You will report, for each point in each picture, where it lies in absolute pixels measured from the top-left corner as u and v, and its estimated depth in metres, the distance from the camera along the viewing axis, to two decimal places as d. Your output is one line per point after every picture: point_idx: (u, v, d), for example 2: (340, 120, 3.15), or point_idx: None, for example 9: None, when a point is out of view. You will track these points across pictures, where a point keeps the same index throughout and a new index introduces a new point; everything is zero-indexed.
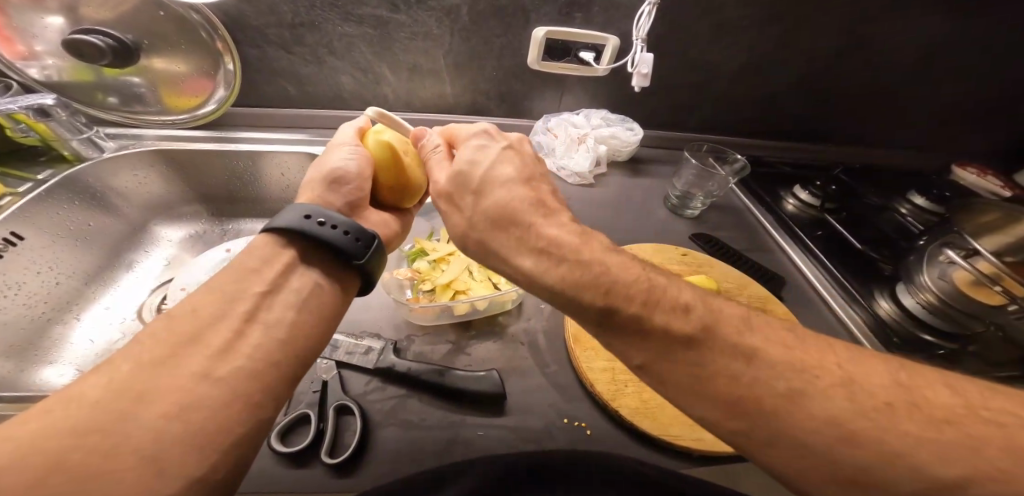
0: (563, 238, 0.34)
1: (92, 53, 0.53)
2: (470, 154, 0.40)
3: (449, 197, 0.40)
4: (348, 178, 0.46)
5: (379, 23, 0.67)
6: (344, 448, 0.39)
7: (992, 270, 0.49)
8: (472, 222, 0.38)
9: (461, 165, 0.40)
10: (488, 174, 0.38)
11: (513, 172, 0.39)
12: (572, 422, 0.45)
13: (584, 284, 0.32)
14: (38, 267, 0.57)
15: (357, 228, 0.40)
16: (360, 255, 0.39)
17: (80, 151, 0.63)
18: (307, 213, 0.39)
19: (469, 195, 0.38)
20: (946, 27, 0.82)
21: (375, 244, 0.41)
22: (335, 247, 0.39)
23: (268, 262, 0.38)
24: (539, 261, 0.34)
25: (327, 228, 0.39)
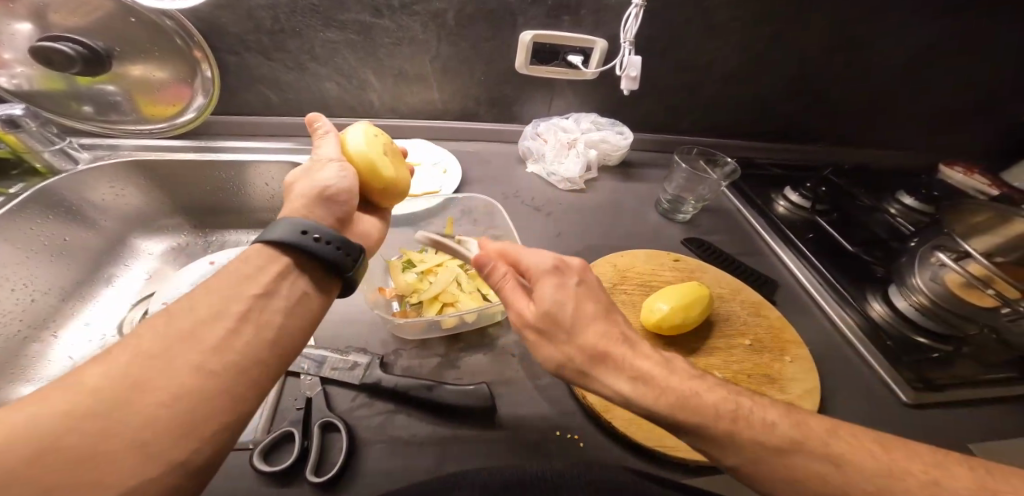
0: (652, 368, 0.34)
1: (61, 61, 0.51)
2: (554, 290, 0.36)
3: (538, 332, 0.36)
4: (338, 194, 0.43)
5: (363, 28, 0.66)
6: (331, 467, 0.38)
7: (983, 272, 0.50)
8: (571, 359, 0.35)
9: (548, 303, 0.35)
10: (578, 313, 0.36)
11: (595, 307, 0.37)
12: (565, 434, 0.44)
13: (674, 405, 0.33)
14: (14, 283, 0.55)
15: (343, 240, 0.38)
16: (350, 267, 0.38)
17: (53, 164, 0.61)
18: (299, 228, 0.36)
19: (563, 333, 0.35)
20: (931, 27, 0.83)
21: (362, 257, 0.40)
22: (329, 263, 0.37)
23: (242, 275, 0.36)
24: (637, 386, 0.34)
25: (320, 244, 0.37)
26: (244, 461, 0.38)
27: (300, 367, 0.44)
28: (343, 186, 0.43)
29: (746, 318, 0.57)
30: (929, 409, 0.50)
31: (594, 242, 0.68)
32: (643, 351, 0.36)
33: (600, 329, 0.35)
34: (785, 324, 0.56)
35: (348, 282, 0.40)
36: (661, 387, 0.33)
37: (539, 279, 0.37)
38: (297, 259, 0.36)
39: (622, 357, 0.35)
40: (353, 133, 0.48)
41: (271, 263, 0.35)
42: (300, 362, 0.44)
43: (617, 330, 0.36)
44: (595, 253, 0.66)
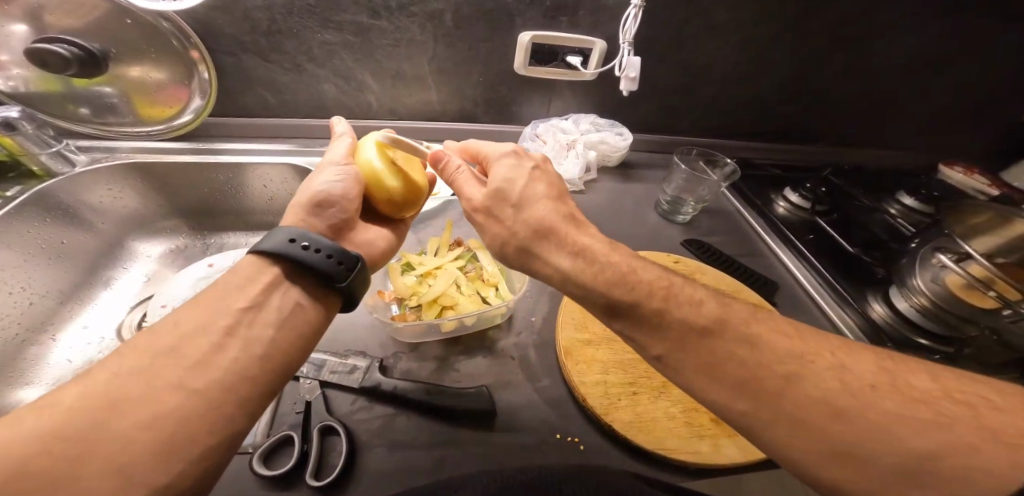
0: (591, 245, 0.39)
1: (56, 63, 0.50)
2: (505, 171, 0.42)
3: (485, 210, 0.42)
4: (332, 199, 0.43)
5: (360, 29, 0.65)
6: (330, 471, 0.37)
7: (984, 273, 0.50)
8: (514, 232, 0.40)
9: (498, 184, 0.41)
10: (525, 190, 0.41)
11: (545, 189, 0.42)
12: (565, 437, 0.44)
13: (608, 281, 0.37)
14: (11, 287, 0.54)
15: (339, 251, 0.38)
16: (342, 278, 0.37)
17: (50, 166, 0.60)
18: (291, 236, 0.37)
19: (508, 208, 0.41)
20: (930, 27, 0.83)
21: (358, 266, 0.39)
22: (321, 273, 0.36)
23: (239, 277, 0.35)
24: (575, 261, 0.38)
25: (310, 252, 0.36)
26: (243, 465, 0.38)
27: (299, 370, 0.44)
28: (338, 191, 0.44)
29: None
30: None
31: None
32: (586, 231, 0.40)
33: (547, 208, 0.41)
34: None
35: (347, 294, 0.38)
36: (598, 263, 0.38)
37: (495, 166, 0.43)
38: (292, 268, 0.37)
39: (563, 235, 0.39)
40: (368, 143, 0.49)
41: (267, 268, 0.36)
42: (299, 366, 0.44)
43: (564, 212, 0.41)
44: None
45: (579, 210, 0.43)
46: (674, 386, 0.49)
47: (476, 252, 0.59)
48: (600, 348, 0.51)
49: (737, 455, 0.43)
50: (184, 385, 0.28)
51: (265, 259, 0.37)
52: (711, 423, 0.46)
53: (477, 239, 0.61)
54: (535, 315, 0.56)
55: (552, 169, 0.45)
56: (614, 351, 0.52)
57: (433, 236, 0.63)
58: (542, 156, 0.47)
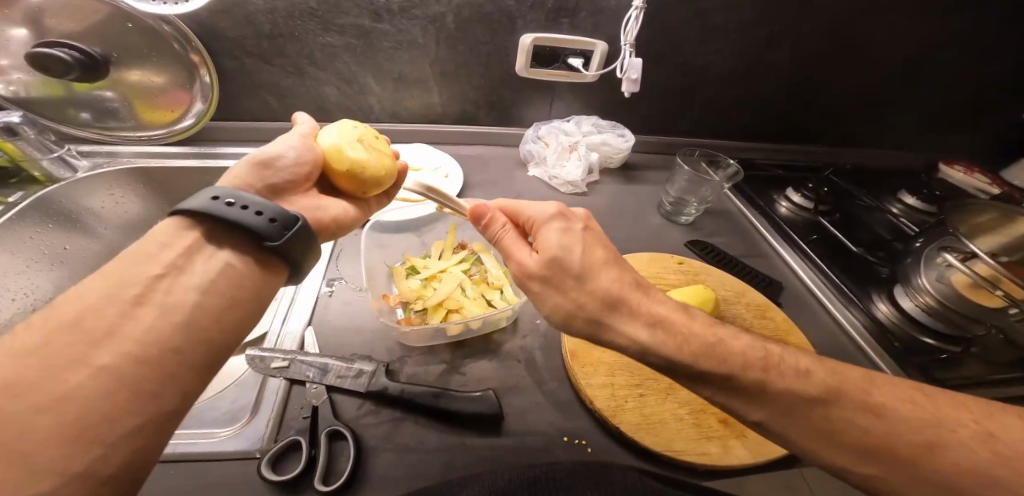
0: (668, 314, 0.36)
1: (59, 68, 0.50)
2: (558, 236, 0.37)
3: (542, 280, 0.36)
4: (280, 164, 0.42)
5: (362, 33, 0.65)
6: (338, 476, 0.37)
7: (990, 273, 0.49)
8: (580, 304, 0.35)
9: (551, 253, 0.36)
10: (587, 256, 0.36)
11: (604, 250, 0.37)
12: (573, 440, 0.44)
13: (695, 351, 0.34)
14: (13, 293, 0.54)
15: (274, 209, 0.35)
16: (275, 236, 0.34)
17: (51, 172, 0.60)
18: (217, 194, 0.34)
19: (570, 280, 0.35)
20: (928, 27, 0.83)
21: (298, 226, 0.36)
22: (250, 231, 0.34)
23: (248, 279, 0.34)
24: (655, 332, 0.34)
25: (238, 210, 0.34)
26: (250, 471, 0.37)
27: (304, 375, 0.43)
28: (291, 156, 0.43)
29: (753, 321, 0.56)
30: None
31: None
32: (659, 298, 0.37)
33: (613, 274, 0.35)
34: (791, 326, 0.56)
35: (284, 256, 0.36)
36: (680, 334, 0.35)
37: (542, 233, 0.38)
38: (220, 231, 0.35)
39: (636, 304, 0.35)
40: (328, 128, 0.49)
41: (190, 233, 0.34)
42: (304, 370, 0.44)
43: (626, 274, 0.37)
44: None
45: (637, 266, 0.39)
46: (681, 387, 0.49)
47: (481, 255, 0.59)
48: (606, 351, 0.51)
49: (746, 455, 0.43)
50: None
51: (184, 222, 0.34)
52: (719, 425, 0.45)
53: (481, 242, 0.61)
54: (540, 318, 0.56)
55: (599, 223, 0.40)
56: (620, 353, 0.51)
57: (438, 240, 0.63)
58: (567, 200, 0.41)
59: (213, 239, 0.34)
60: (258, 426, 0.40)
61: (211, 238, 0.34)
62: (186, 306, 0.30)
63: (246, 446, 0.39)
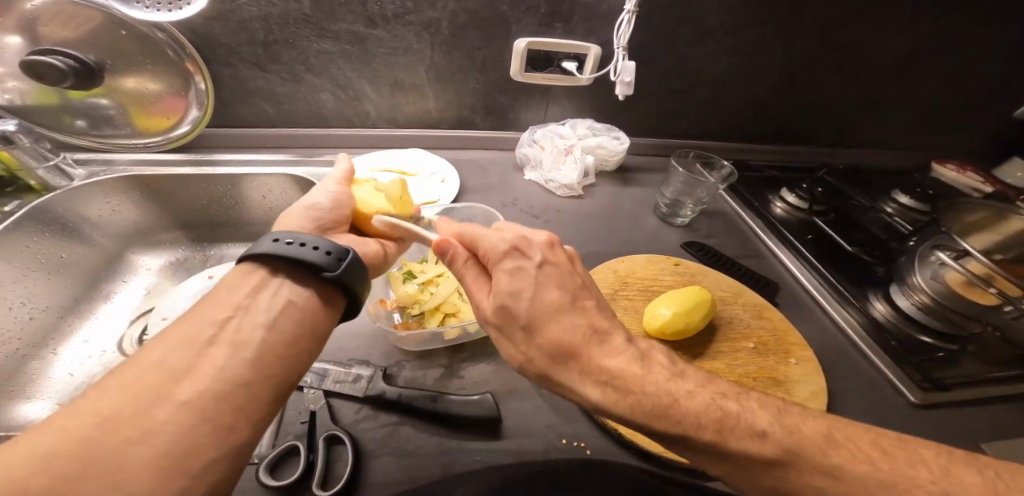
0: (625, 367, 0.34)
1: (53, 74, 0.50)
2: (509, 281, 0.36)
3: (496, 327, 0.36)
4: (319, 210, 0.45)
5: (357, 38, 0.66)
6: (336, 481, 0.37)
7: (984, 270, 0.50)
8: (530, 357, 0.35)
9: (502, 297, 0.35)
10: (535, 304, 0.35)
11: (558, 295, 0.36)
12: (571, 442, 0.44)
13: (649, 412, 0.32)
14: (11, 301, 0.53)
15: (328, 244, 0.38)
16: (332, 267, 0.36)
17: (48, 180, 0.60)
18: (277, 236, 0.37)
19: (520, 330, 0.35)
20: (917, 28, 0.84)
21: (350, 257, 0.38)
22: (309, 265, 0.36)
23: (269, 293, 0.35)
24: (606, 392, 0.33)
25: (297, 247, 0.36)
26: (250, 477, 0.37)
27: (302, 380, 0.43)
28: (327, 201, 0.46)
29: (750, 321, 0.57)
30: (940, 409, 0.50)
31: (593, 248, 0.67)
32: (615, 349, 0.35)
33: (565, 323, 0.35)
34: (788, 326, 0.56)
35: (342, 287, 0.37)
36: (633, 392, 0.33)
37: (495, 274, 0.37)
38: (281, 268, 0.37)
39: (589, 357, 0.34)
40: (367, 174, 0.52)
41: (255, 273, 0.36)
42: (302, 376, 0.43)
43: (584, 324, 0.35)
44: (595, 260, 0.65)
45: (599, 310, 0.37)
46: None
47: None
48: None
49: None
50: (175, 395, 0.26)
51: (249, 267, 0.36)
52: None
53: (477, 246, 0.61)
54: None
55: (560, 265, 0.39)
56: None
57: None
58: (546, 240, 0.40)
59: (275, 276, 0.36)
60: (256, 431, 0.40)
61: (275, 274, 0.36)
62: (240, 326, 0.32)
63: None
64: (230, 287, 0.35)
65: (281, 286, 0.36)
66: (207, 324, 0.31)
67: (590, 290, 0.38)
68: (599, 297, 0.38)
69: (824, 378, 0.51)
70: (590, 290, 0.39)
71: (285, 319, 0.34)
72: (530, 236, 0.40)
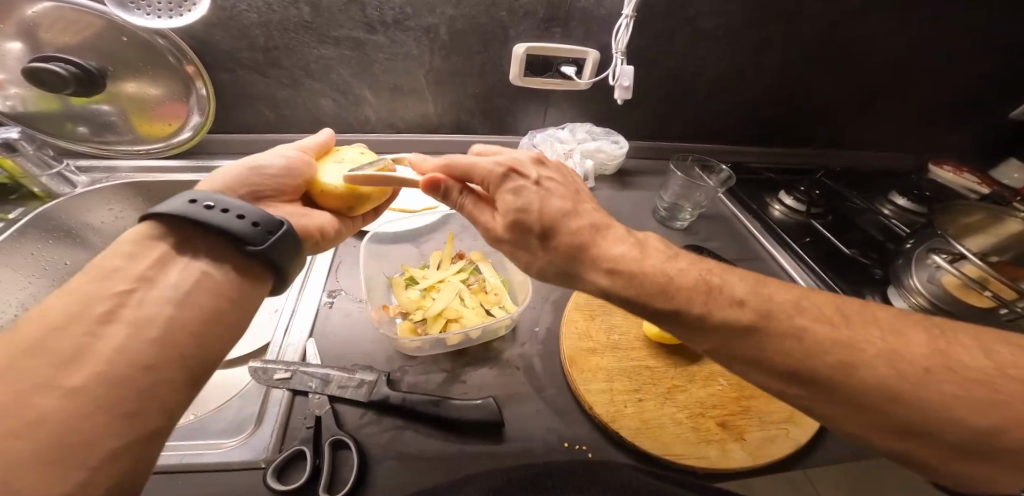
0: (627, 254, 0.36)
1: (56, 82, 0.51)
2: (515, 198, 0.38)
3: (509, 241, 0.39)
4: (268, 171, 0.44)
5: (357, 44, 0.66)
6: (342, 486, 0.37)
7: (979, 273, 0.50)
8: (551, 263, 0.38)
9: (513, 214, 0.38)
10: (543, 216, 0.37)
11: (564, 203, 0.38)
12: (573, 445, 0.44)
13: (651, 293, 0.35)
14: (16, 309, 0.54)
15: (255, 212, 0.35)
16: (258, 241, 0.35)
17: (51, 188, 0.60)
18: (194, 197, 0.34)
19: (535, 239, 0.38)
20: (913, 30, 0.85)
21: (282, 230, 0.36)
22: (230, 234, 0.34)
23: (180, 263, 0.33)
24: (613, 278, 0.36)
25: (218, 213, 0.34)
26: (256, 481, 0.37)
27: (306, 385, 0.43)
28: (279, 164, 0.45)
29: None
30: None
31: None
32: (617, 238, 0.38)
33: (574, 227, 0.37)
34: None
35: (267, 261, 0.35)
36: (637, 278, 0.35)
37: (498, 190, 0.39)
38: (195, 232, 0.35)
39: (594, 252, 0.37)
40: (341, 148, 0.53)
41: (176, 243, 0.35)
42: (307, 381, 0.44)
43: (589, 221, 0.38)
44: None
45: (596, 211, 0.40)
46: (680, 391, 0.49)
47: (478, 265, 0.60)
48: (604, 357, 0.52)
49: (745, 458, 0.43)
50: None
51: (159, 227, 0.34)
52: (718, 428, 0.46)
53: (478, 251, 0.62)
54: (539, 325, 0.56)
55: (553, 177, 0.41)
56: (618, 358, 0.52)
57: (436, 250, 0.63)
58: (535, 156, 0.43)
59: (187, 243, 0.34)
60: (262, 436, 0.40)
61: (187, 245, 0.34)
62: (143, 301, 0.30)
63: (251, 456, 0.39)
64: (132, 256, 0.33)
65: (195, 259, 0.34)
66: (164, 304, 0.31)
67: (580, 192, 0.42)
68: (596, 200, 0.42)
69: None
70: (586, 196, 0.42)
71: (197, 293, 0.32)
72: (519, 156, 0.42)
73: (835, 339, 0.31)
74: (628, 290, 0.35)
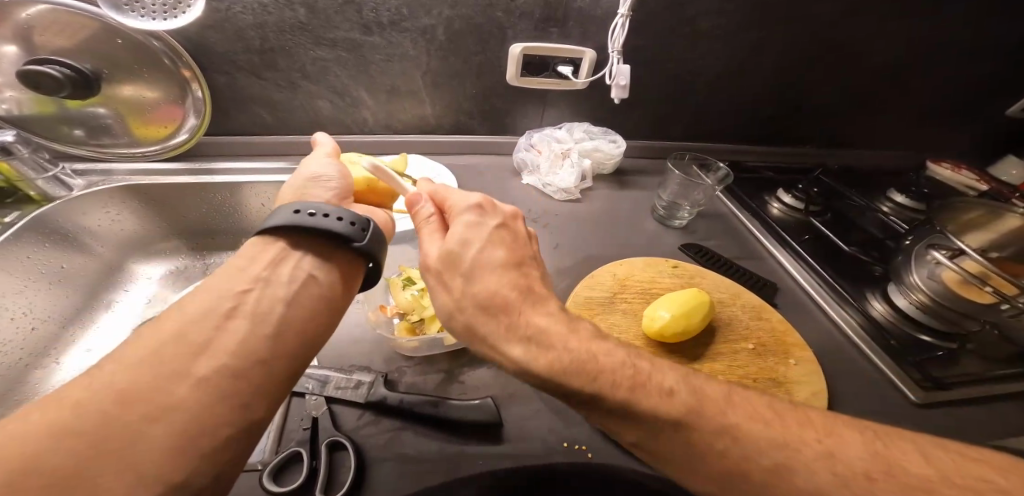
0: (550, 328, 0.35)
1: (50, 85, 0.51)
2: (462, 230, 0.39)
3: (437, 274, 0.38)
4: (325, 181, 0.45)
5: (353, 45, 0.66)
6: (340, 486, 0.37)
7: (980, 269, 0.50)
8: (461, 306, 0.36)
9: (451, 245, 0.38)
10: (481, 256, 0.38)
11: (504, 254, 0.39)
12: (573, 445, 0.43)
13: (569, 368, 0.33)
14: (13, 312, 0.54)
15: (350, 214, 0.39)
16: (360, 237, 0.38)
17: (47, 191, 0.60)
18: (297, 208, 0.37)
19: (458, 277, 0.37)
20: (909, 29, 0.85)
21: (371, 226, 0.40)
22: (337, 236, 0.37)
23: (289, 266, 0.37)
24: (528, 348, 0.34)
25: (320, 218, 0.37)
26: (251, 483, 0.37)
27: (304, 387, 0.43)
28: (332, 173, 0.46)
29: (749, 322, 0.57)
30: (939, 408, 0.50)
31: (593, 252, 0.68)
32: (546, 309, 0.37)
33: (504, 277, 0.37)
34: (788, 327, 0.56)
35: (367, 255, 0.39)
36: (553, 348, 0.34)
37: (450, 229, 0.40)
38: (301, 239, 0.38)
39: (517, 313, 0.35)
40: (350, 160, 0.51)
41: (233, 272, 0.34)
42: (304, 383, 0.43)
43: (523, 282, 0.38)
44: (595, 264, 0.65)
45: (541, 281, 0.40)
46: None
47: None
48: None
49: None
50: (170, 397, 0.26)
51: (271, 238, 0.37)
52: None
53: None
54: None
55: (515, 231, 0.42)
56: None
57: None
58: (509, 212, 0.45)
59: (296, 249, 0.37)
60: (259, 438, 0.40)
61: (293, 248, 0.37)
62: (237, 326, 0.32)
63: (249, 459, 0.38)
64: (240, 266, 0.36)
65: (303, 259, 0.37)
66: None
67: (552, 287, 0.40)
68: (541, 270, 0.42)
69: (824, 378, 0.51)
70: (537, 263, 0.43)
71: (307, 294, 0.36)
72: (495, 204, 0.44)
73: None
74: (547, 363, 0.33)
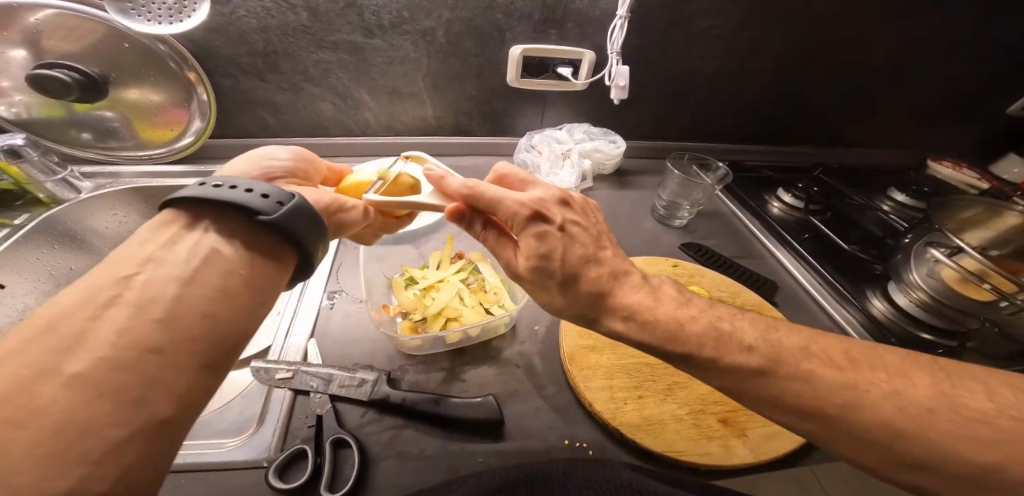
0: (642, 302, 0.36)
1: (58, 88, 0.51)
2: (539, 243, 0.35)
3: (532, 280, 0.37)
4: (275, 158, 0.43)
5: (355, 48, 0.67)
6: (344, 483, 0.37)
7: (978, 266, 0.50)
8: (569, 305, 0.37)
9: (535, 258, 0.35)
10: (569, 261, 0.35)
11: (585, 247, 0.36)
12: (573, 442, 0.44)
13: (664, 337, 0.35)
14: (21, 313, 0.55)
15: (269, 188, 0.34)
16: (269, 210, 0.32)
17: (55, 193, 0.61)
18: (204, 180, 0.33)
19: (555, 282, 0.36)
20: (908, 28, 0.85)
21: (294, 202, 0.34)
22: (239, 206, 0.32)
23: (191, 244, 0.31)
24: (628, 324, 0.36)
25: (226, 190, 0.32)
26: (256, 480, 0.38)
27: (309, 384, 0.43)
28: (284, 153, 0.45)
29: None
30: None
31: None
32: (634, 285, 0.37)
33: (594, 269, 0.36)
34: None
35: (283, 233, 0.33)
36: (656, 325, 0.35)
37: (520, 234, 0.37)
38: (209, 215, 0.33)
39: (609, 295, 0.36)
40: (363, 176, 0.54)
41: None
42: (308, 380, 0.43)
43: (608, 269, 0.37)
44: None
45: (619, 255, 0.39)
46: (679, 387, 0.49)
47: (478, 264, 0.60)
48: (604, 354, 0.51)
49: (748, 455, 0.43)
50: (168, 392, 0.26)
51: (171, 215, 0.33)
52: (720, 425, 0.46)
53: (478, 251, 0.62)
54: (539, 324, 0.56)
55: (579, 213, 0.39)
56: (618, 357, 0.52)
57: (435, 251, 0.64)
58: (558, 196, 0.39)
59: (200, 225, 0.32)
60: (265, 435, 0.40)
61: (201, 219, 0.33)
62: None
63: (254, 455, 0.39)
64: (145, 240, 0.31)
65: (208, 233, 0.32)
66: None
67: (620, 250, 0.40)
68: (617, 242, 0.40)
69: None
70: (609, 236, 0.40)
71: (212, 272, 0.30)
72: (541, 196, 0.38)
73: (837, 386, 0.32)
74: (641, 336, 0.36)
